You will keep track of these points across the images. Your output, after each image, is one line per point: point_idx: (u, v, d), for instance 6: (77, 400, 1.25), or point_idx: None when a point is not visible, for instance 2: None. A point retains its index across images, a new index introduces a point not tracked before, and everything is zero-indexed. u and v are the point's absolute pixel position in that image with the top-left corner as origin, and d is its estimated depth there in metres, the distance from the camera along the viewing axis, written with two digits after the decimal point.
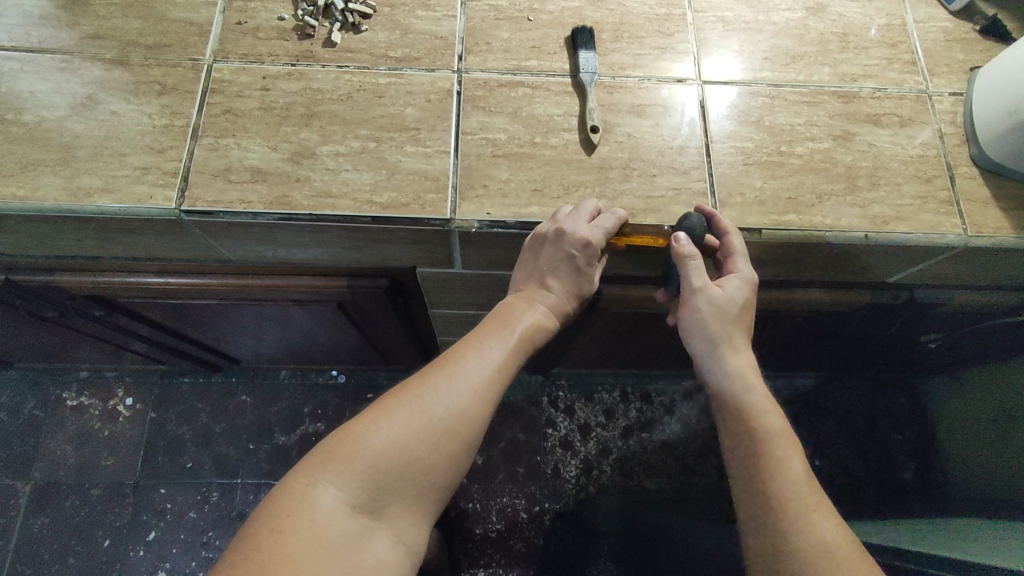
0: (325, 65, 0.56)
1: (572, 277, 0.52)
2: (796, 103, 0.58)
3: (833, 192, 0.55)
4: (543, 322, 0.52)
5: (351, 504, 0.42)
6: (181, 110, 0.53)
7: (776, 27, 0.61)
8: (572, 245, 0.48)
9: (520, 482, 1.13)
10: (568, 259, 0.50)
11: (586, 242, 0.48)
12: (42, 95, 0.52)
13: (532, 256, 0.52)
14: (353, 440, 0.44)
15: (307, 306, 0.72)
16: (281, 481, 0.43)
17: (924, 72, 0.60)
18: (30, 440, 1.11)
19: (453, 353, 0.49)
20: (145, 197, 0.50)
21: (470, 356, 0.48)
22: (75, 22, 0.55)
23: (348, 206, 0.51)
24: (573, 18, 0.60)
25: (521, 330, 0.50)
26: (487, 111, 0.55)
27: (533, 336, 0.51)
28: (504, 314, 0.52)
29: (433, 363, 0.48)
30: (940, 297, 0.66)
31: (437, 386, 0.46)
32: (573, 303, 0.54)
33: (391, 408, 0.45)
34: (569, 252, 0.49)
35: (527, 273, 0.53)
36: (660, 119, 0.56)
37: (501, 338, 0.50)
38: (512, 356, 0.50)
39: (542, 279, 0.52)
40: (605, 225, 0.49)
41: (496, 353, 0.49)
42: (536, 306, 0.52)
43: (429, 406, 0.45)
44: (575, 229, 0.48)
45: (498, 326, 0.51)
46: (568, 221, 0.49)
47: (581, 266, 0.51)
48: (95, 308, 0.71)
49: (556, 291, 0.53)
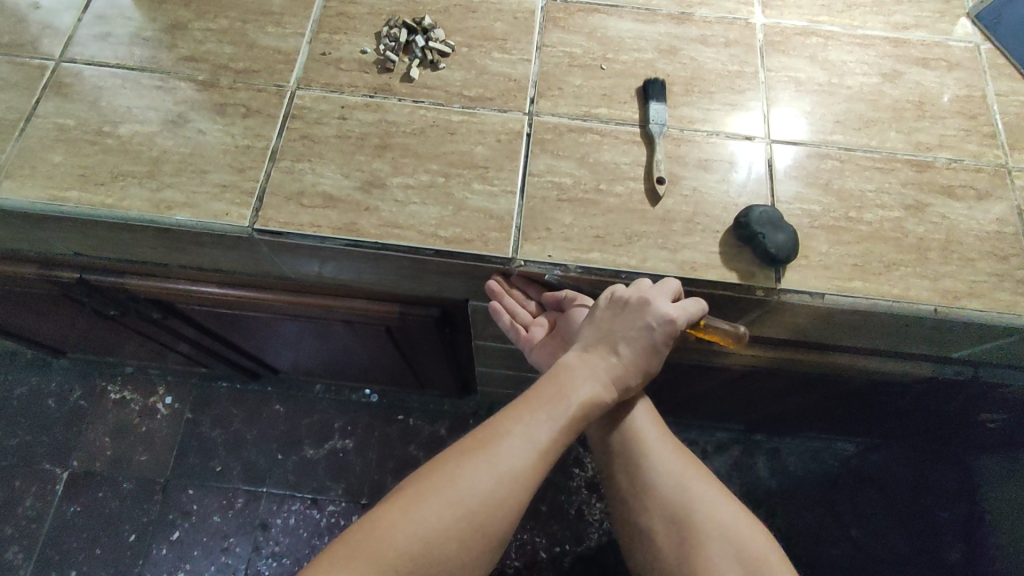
0: (402, 99, 0.57)
1: (642, 353, 0.50)
2: (868, 168, 0.57)
3: (901, 262, 0.53)
4: (601, 397, 0.50)
5: None
6: (263, 133, 0.55)
7: (850, 91, 0.61)
8: (656, 318, 0.48)
9: (543, 521, 1.11)
10: (645, 333, 0.49)
11: (668, 319, 0.48)
12: (137, 110, 0.55)
13: (600, 321, 0.51)
14: (386, 524, 0.44)
15: (356, 326, 0.73)
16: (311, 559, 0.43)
17: (1003, 146, 0.58)
18: (72, 429, 1.15)
19: (490, 433, 0.48)
20: (222, 214, 0.52)
21: (511, 436, 0.47)
22: (174, 44, 0.59)
23: (413, 237, 0.52)
24: (646, 69, 0.60)
25: (575, 409, 0.48)
26: (555, 155, 0.56)
27: (587, 413, 0.49)
28: (561, 380, 0.50)
29: (472, 439, 0.48)
30: (1004, 377, 0.64)
31: (476, 473, 0.46)
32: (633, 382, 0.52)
33: (427, 493, 0.45)
34: (649, 325, 0.48)
35: (597, 337, 0.51)
36: (726, 174, 0.56)
37: (550, 415, 0.48)
38: (560, 436, 0.48)
39: (613, 345, 0.50)
40: (689, 309, 0.49)
41: (542, 436, 0.47)
42: (594, 380, 0.50)
43: (465, 491, 0.45)
44: (660, 303, 0.48)
45: (554, 397, 0.49)
46: (654, 292, 0.49)
47: (655, 344, 0.50)
48: (155, 311, 0.74)
49: (623, 364, 0.51)
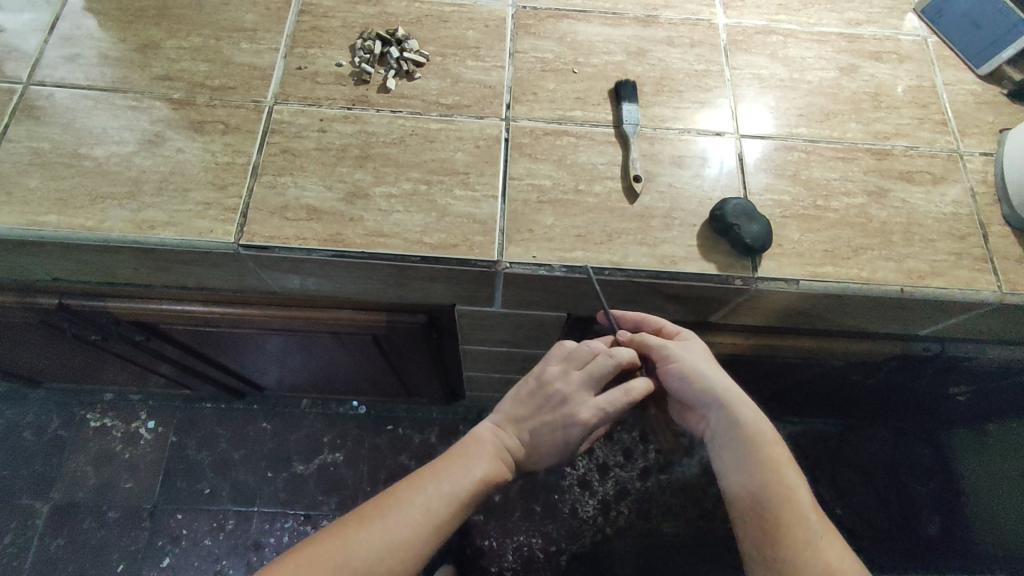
0: (380, 110, 0.58)
1: (541, 445, 0.56)
2: (831, 158, 0.60)
3: (868, 246, 0.56)
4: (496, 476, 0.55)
5: None
6: (243, 149, 0.55)
7: (810, 86, 0.63)
8: (571, 419, 0.53)
9: (537, 521, 1.12)
10: (556, 427, 0.54)
11: (579, 424, 0.53)
12: (114, 131, 0.55)
13: (528, 404, 0.56)
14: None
15: (343, 337, 0.74)
16: None
17: (954, 132, 0.62)
18: (52, 460, 1.12)
19: (395, 495, 0.52)
20: (205, 231, 0.52)
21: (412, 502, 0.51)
22: (146, 64, 0.58)
23: (399, 245, 0.53)
24: (616, 72, 0.62)
25: (469, 488, 0.53)
26: (534, 158, 0.57)
27: (482, 490, 0.54)
28: (470, 454, 0.55)
29: (373, 512, 0.51)
30: (969, 351, 0.67)
31: (372, 532, 0.49)
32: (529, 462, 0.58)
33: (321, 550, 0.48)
34: (565, 422, 0.54)
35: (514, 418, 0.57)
36: (699, 170, 0.58)
37: (443, 491, 0.52)
38: (452, 516, 0.52)
39: (525, 429, 0.56)
40: (608, 412, 0.53)
41: (437, 505, 0.51)
42: (495, 462, 0.55)
43: (366, 559, 0.48)
44: (582, 405, 0.53)
45: (456, 470, 0.53)
46: (584, 396, 0.53)
47: (557, 441, 0.55)
48: (137, 333, 0.73)
49: (523, 447, 0.56)
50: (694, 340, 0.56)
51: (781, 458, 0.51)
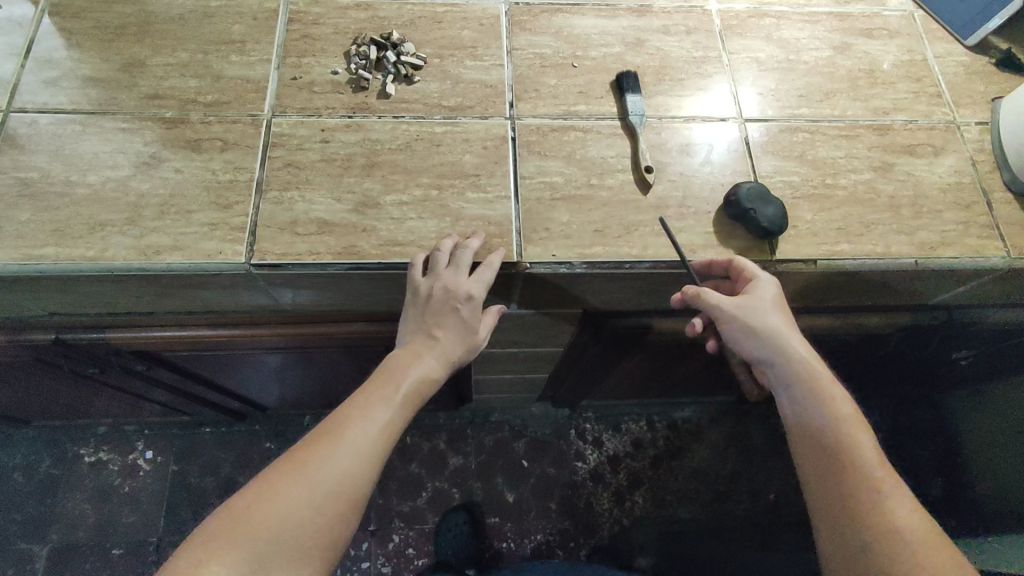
0: (382, 116, 0.57)
1: (457, 332, 0.50)
2: (835, 137, 0.60)
3: (879, 221, 0.56)
4: (429, 374, 0.49)
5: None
6: (244, 165, 0.54)
7: (807, 66, 0.64)
8: (455, 299, 0.49)
9: (554, 518, 1.12)
10: (449, 314, 0.49)
11: (467, 295, 0.49)
12: (106, 155, 0.53)
13: (410, 315, 0.51)
14: (241, 511, 0.41)
15: (354, 350, 0.72)
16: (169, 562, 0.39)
17: (949, 103, 0.63)
18: (47, 501, 1.08)
19: (338, 415, 0.46)
20: (214, 252, 0.50)
21: (354, 418, 0.45)
22: (133, 83, 0.56)
23: (416, 253, 0.52)
24: (616, 63, 0.62)
25: (406, 388, 0.48)
26: (543, 155, 0.56)
27: (420, 392, 0.48)
28: (390, 370, 0.49)
29: (319, 427, 0.46)
30: (975, 317, 0.69)
31: (331, 452, 0.43)
32: (465, 355, 0.51)
33: (275, 480, 0.42)
34: (453, 306, 0.49)
35: (414, 327, 0.50)
36: (707, 156, 0.58)
37: (387, 397, 0.47)
38: (400, 416, 0.47)
39: (428, 330, 0.50)
40: (484, 277, 0.50)
41: (381, 414, 0.46)
42: (426, 360, 0.49)
43: (319, 472, 0.43)
44: (456, 280, 0.49)
45: (382, 383, 0.48)
46: (448, 273, 0.49)
47: (466, 318, 0.50)
48: (138, 362, 0.70)
49: (445, 343, 0.50)
50: (764, 289, 0.50)
51: (847, 412, 0.48)
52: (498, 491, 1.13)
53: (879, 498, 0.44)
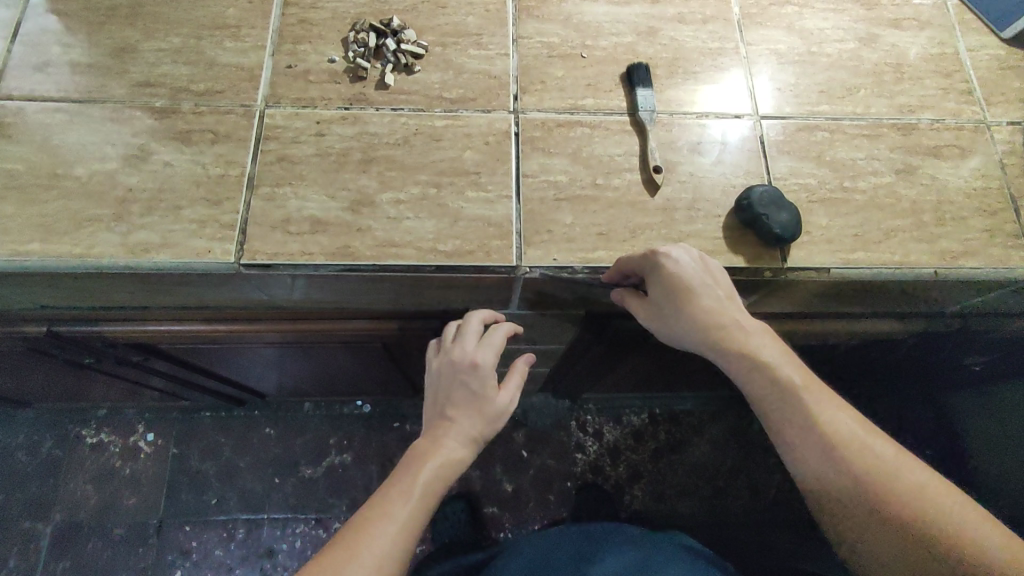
0: (380, 108, 0.54)
1: (473, 404, 0.50)
2: (856, 136, 0.57)
3: (899, 228, 0.54)
4: (451, 455, 0.48)
5: None
6: (236, 159, 0.52)
7: (830, 59, 0.60)
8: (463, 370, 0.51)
9: (552, 509, 1.12)
10: (461, 387, 0.51)
11: (473, 362, 0.51)
12: (93, 146, 0.51)
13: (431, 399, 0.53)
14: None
15: (351, 345, 0.71)
16: None
17: (980, 101, 0.59)
18: (51, 480, 1.09)
19: (353, 522, 0.44)
20: (204, 252, 0.49)
21: (372, 521, 0.44)
22: (121, 70, 0.54)
23: (412, 255, 0.50)
24: (627, 54, 0.59)
25: (431, 463, 0.47)
26: (548, 152, 0.54)
27: (443, 477, 0.47)
28: (409, 460, 0.48)
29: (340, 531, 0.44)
30: (993, 325, 0.66)
31: (348, 559, 0.42)
32: (487, 428, 0.50)
33: None
34: (462, 377, 0.51)
35: (433, 413, 0.52)
36: (719, 156, 0.55)
37: (405, 482, 0.46)
38: (419, 513, 0.46)
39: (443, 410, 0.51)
40: (494, 341, 0.52)
41: (401, 512, 0.45)
42: (446, 442, 0.49)
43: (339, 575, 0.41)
44: (462, 351, 0.51)
45: (400, 478, 0.47)
46: (455, 348, 0.52)
47: (477, 389, 0.50)
48: (133, 354, 0.69)
49: (462, 419, 0.50)
50: (676, 267, 0.46)
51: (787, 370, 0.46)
52: (497, 480, 1.13)
53: (844, 453, 0.44)
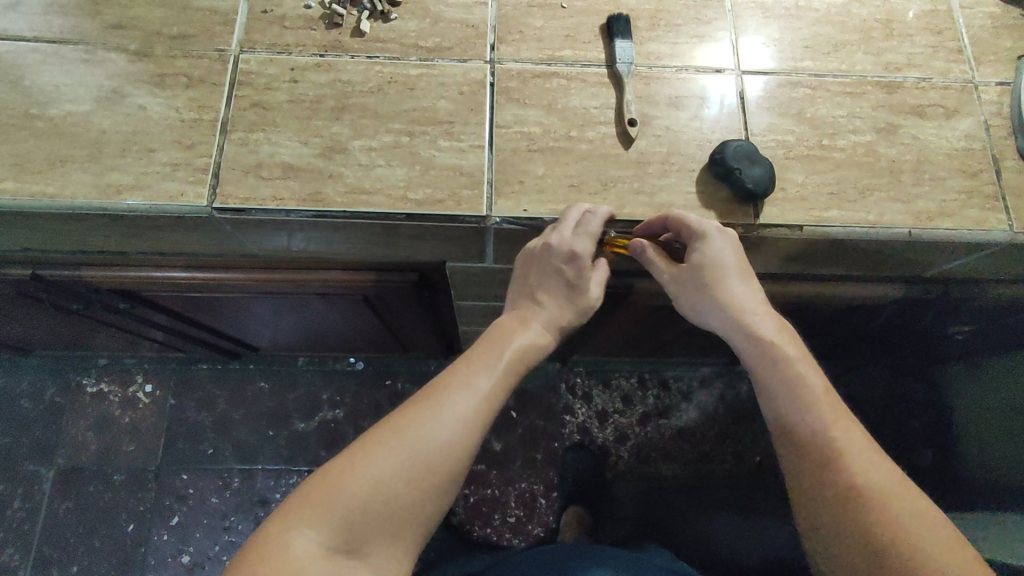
0: (355, 56, 0.54)
1: (564, 290, 0.51)
2: (839, 94, 0.56)
3: (875, 187, 0.53)
4: (538, 341, 0.50)
5: (328, 545, 0.40)
6: (209, 104, 0.52)
7: (817, 14, 0.59)
8: (557, 258, 0.49)
9: (538, 468, 1.14)
10: (558, 273, 0.50)
11: (571, 254, 0.48)
12: (68, 88, 0.51)
13: (524, 271, 0.52)
14: (336, 473, 0.42)
15: (332, 298, 0.72)
16: (262, 524, 0.41)
17: (970, 60, 0.58)
18: (51, 427, 1.12)
19: (438, 380, 0.46)
20: (176, 194, 0.49)
21: (455, 385, 0.45)
22: (96, 11, 0.53)
23: (382, 202, 0.50)
24: (608, 5, 0.58)
25: (512, 353, 0.48)
26: (522, 104, 0.54)
27: (528, 356, 0.49)
28: (494, 337, 0.49)
29: (420, 391, 0.46)
30: (974, 292, 0.66)
31: (425, 418, 0.44)
32: (571, 317, 0.52)
33: (372, 445, 0.43)
34: (557, 266, 0.49)
35: (522, 289, 0.53)
36: (698, 111, 0.54)
37: (489, 364, 0.47)
38: (498, 386, 0.47)
39: (534, 294, 0.52)
40: (591, 229, 0.48)
41: (483, 383, 0.46)
42: (531, 326, 0.50)
43: (414, 439, 0.43)
44: (559, 241, 0.48)
45: (486, 351, 0.48)
46: (553, 233, 0.49)
47: (571, 279, 0.50)
48: (119, 301, 0.71)
49: (552, 307, 0.52)
50: (718, 247, 0.48)
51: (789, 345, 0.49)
52: (485, 439, 1.16)
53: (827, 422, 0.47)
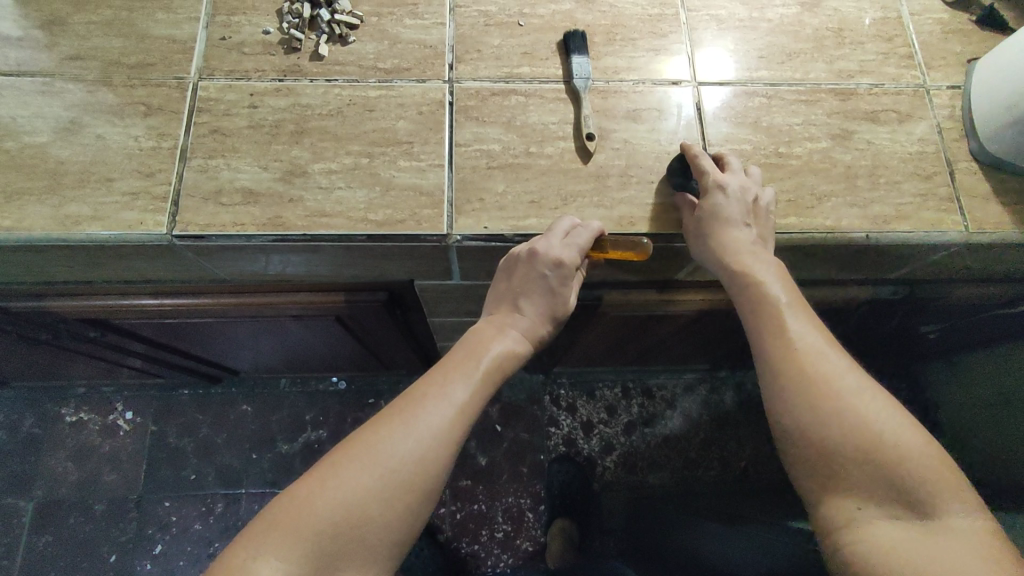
0: (314, 80, 0.54)
1: (545, 300, 0.51)
2: (794, 102, 0.57)
3: (832, 193, 0.54)
4: (515, 349, 0.50)
5: (296, 573, 0.39)
6: (168, 131, 0.52)
7: (771, 25, 0.60)
8: (544, 265, 0.48)
9: (525, 482, 1.14)
10: (542, 281, 0.49)
11: (558, 261, 0.47)
12: (26, 120, 0.51)
13: (505, 277, 0.51)
14: (304, 495, 0.41)
15: (305, 319, 0.72)
16: (226, 552, 0.40)
17: (921, 66, 0.59)
18: (30, 459, 1.11)
19: (412, 394, 0.46)
20: (136, 223, 0.49)
21: (428, 397, 0.45)
22: (54, 43, 0.54)
23: (343, 224, 0.50)
24: (565, 22, 0.58)
25: (488, 362, 0.48)
26: (481, 122, 0.54)
27: (504, 365, 0.49)
28: (473, 345, 0.49)
29: (392, 405, 0.45)
30: (940, 291, 0.67)
31: (393, 434, 0.43)
32: (547, 326, 0.52)
33: (340, 464, 0.42)
34: (542, 273, 0.48)
35: (501, 296, 0.52)
36: (656, 123, 0.55)
37: (466, 373, 0.47)
38: (476, 397, 0.46)
39: (514, 302, 0.51)
40: (579, 240, 0.48)
41: (459, 393, 0.45)
42: (509, 333, 0.50)
43: (385, 455, 0.42)
44: (547, 248, 0.48)
45: (463, 360, 0.48)
46: (540, 240, 0.48)
47: (554, 287, 0.50)
48: (90, 330, 0.70)
49: (530, 315, 0.51)
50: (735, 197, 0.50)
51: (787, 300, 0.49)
52: (471, 454, 1.15)
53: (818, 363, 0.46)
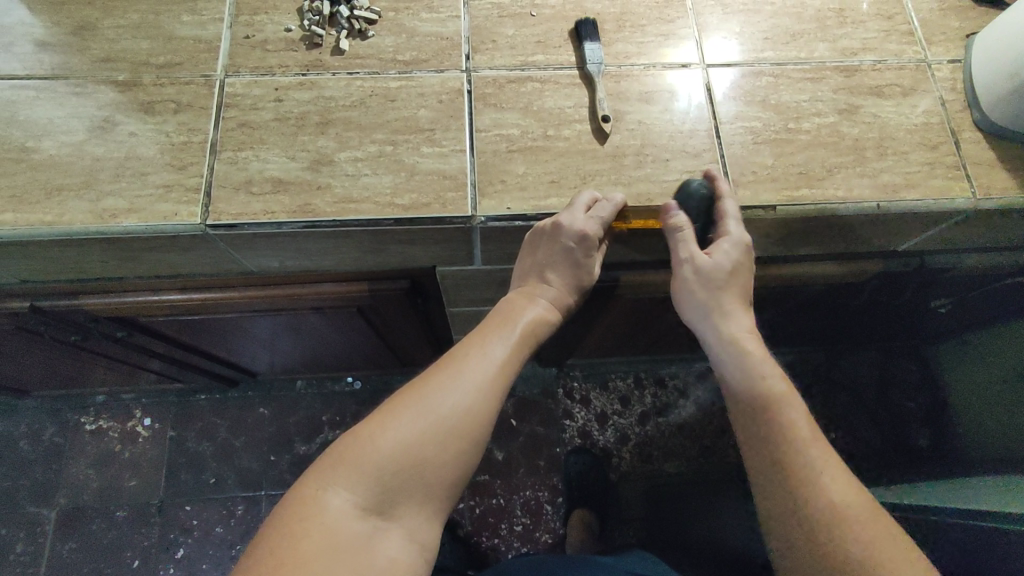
0: (336, 73, 0.56)
1: (570, 270, 0.53)
2: (800, 80, 0.59)
3: (842, 165, 0.56)
4: (545, 315, 0.53)
5: (362, 505, 0.42)
6: (198, 126, 0.54)
7: (774, 8, 0.62)
8: (569, 238, 0.50)
9: (543, 475, 1.15)
10: (566, 252, 0.52)
11: (581, 234, 0.49)
12: (61, 120, 0.53)
13: (532, 251, 0.54)
14: (364, 438, 0.44)
15: (327, 312, 0.73)
16: (293, 489, 0.43)
17: (922, 41, 0.61)
18: (52, 468, 1.12)
19: (457, 352, 0.49)
20: (170, 214, 0.51)
21: (472, 355, 0.48)
22: (84, 46, 0.56)
23: (371, 209, 0.52)
24: (575, 11, 0.60)
25: (523, 326, 0.51)
26: (499, 108, 0.56)
27: (536, 330, 0.52)
28: (505, 313, 0.53)
29: (438, 362, 0.48)
30: (949, 261, 0.68)
31: (442, 387, 0.45)
32: (574, 295, 0.56)
33: (395, 411, 0.44)
34: (566, 244, 0.51)
35: (528, 269, 0.54)
36: (668, 104, 0.57)
37: (504, 336, 0.50)
38: (513, 356, 0.49)
39: (541, 274, 0.54)
40: (602, 214, 0.50)
41: (499, 352, 0.49)
42: (539, 301, 0.54)
43: (435, 404, 0.45)
44: (571, 221, 0.49)
45: (499, 325, 0.51)
46: (565, 213, 0.50)
47: (579, 258, 0.52)
48: (118, 329, 0.72)
49: (556, 285, 0.55)
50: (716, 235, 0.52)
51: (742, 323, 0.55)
52: (488, 449, 1.16)
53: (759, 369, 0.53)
